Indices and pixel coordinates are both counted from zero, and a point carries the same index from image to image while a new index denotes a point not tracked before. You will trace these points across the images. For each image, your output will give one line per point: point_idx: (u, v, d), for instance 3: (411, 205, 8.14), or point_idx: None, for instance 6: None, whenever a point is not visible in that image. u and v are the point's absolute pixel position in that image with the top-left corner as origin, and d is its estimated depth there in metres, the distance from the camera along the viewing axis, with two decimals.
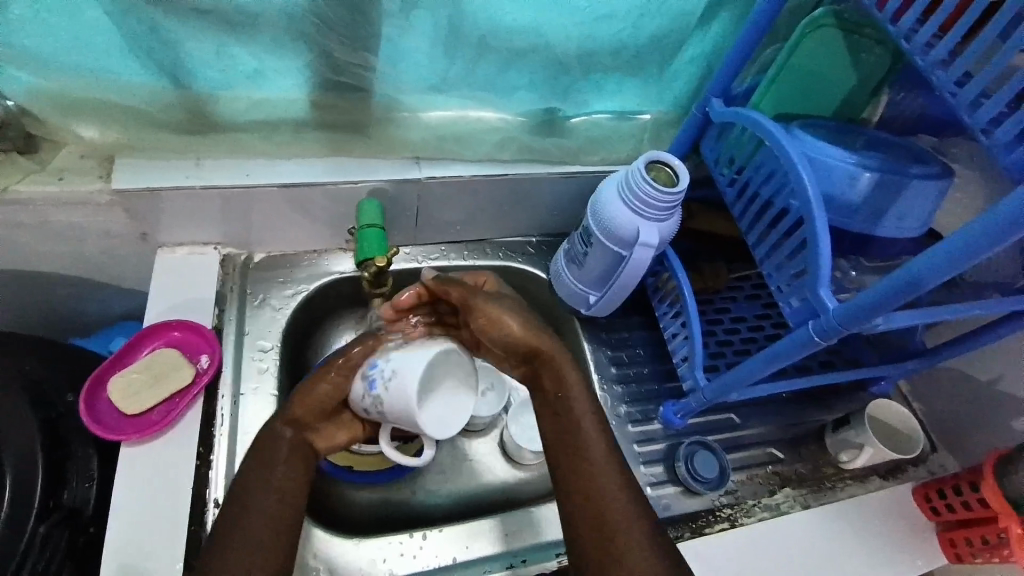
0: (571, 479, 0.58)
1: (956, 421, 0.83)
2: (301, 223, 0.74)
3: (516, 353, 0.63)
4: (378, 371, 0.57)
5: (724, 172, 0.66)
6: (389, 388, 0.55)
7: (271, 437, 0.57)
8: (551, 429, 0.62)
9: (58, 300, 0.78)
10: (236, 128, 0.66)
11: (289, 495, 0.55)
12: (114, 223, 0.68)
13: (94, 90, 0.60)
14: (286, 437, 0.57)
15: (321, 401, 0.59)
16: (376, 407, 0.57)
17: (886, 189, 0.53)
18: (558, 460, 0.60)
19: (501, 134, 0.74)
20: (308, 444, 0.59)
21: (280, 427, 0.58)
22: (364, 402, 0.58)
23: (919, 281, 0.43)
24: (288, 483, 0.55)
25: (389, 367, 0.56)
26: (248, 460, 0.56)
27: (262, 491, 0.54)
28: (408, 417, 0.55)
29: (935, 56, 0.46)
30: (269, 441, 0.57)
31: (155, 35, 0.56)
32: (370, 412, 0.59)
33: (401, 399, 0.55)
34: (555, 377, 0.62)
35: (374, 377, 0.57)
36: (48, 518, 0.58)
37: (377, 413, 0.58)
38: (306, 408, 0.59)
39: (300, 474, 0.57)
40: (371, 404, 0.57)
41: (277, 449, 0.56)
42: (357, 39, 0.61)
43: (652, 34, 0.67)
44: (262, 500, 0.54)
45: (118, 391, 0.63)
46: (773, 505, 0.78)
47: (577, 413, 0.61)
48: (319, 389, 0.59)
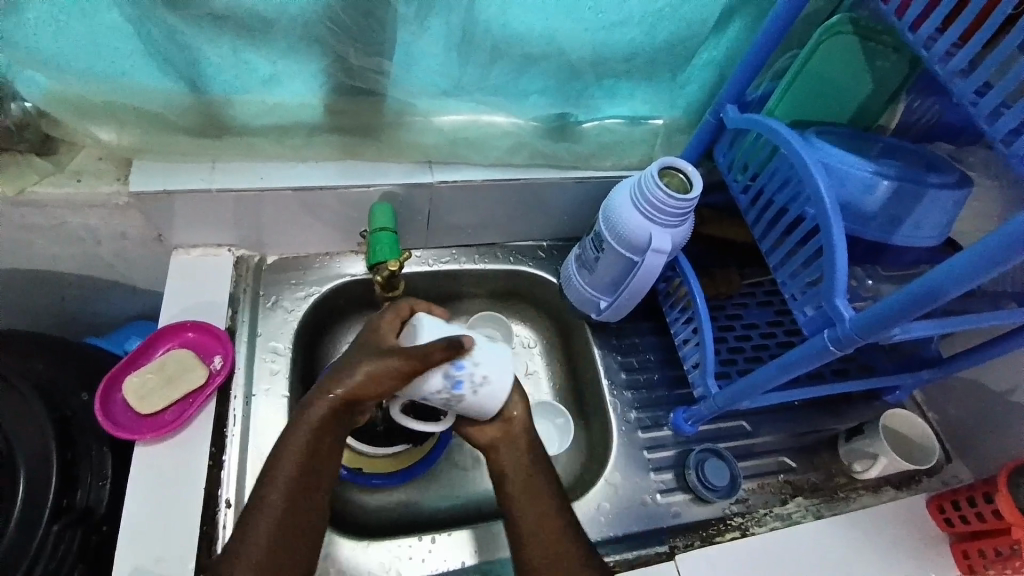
0: (538, 553, 0.57)
1: (972, 432, 0.81)
2: (313, 226, 0.75)
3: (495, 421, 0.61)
4: (466, 373, 0.53)
5: (738, 179, 0.66)
6: (478, 393, 0.55)
7: (314, 420, 0.55)
8: (523, 495, 0.60)
9: (73, 300, 0.80)
10: (249, 131, 0.67)
11: (316, 487, 0.55)
12: (129, 224, 0.69)
13: (110, 94, 0.61)
14: (330, 416, 0.55)
15: (377, 387, 0.55)
16: (445, 400, 0.55)
17: (903, 197, 0.53)
18: (527, 531, 0.58)
19: (512, 138, 0.74)
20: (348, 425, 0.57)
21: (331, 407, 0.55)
22: (433, 395, 0.54)
23: (942, 290, 0.42)
24: (290, 494, 0.54)
25: (480, 372, 0.54)
26: (286, 441, 0.55)
27: (288, 484, 0.54)
28: (476, 412, 0.58)
29: (954, 65, 0.45)
30: (314, 418, 0.55)
31: (172, 40, 0.57)
32: (428, 399, 0.55)
33: (487, 403, 0.56)
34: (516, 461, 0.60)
35: (461, 379, 0.53)
36: (61, 517, 0.59)
37: (437, 403, 0.55)
38: (355, 392, 0.55)
39: (313, 478, 0.55)
40: (441, 399, 0.54)
41: (318, 435, 0.55)
42: (371, 45, 0.61)
43: (666, 39, 0.67)
44: (287, 491, 0.54)
45: (132, 391, 0.64)
46: (785, 515, 0.77)
47: (542, 500, 0.59)
48: (373, 376, 0.54)
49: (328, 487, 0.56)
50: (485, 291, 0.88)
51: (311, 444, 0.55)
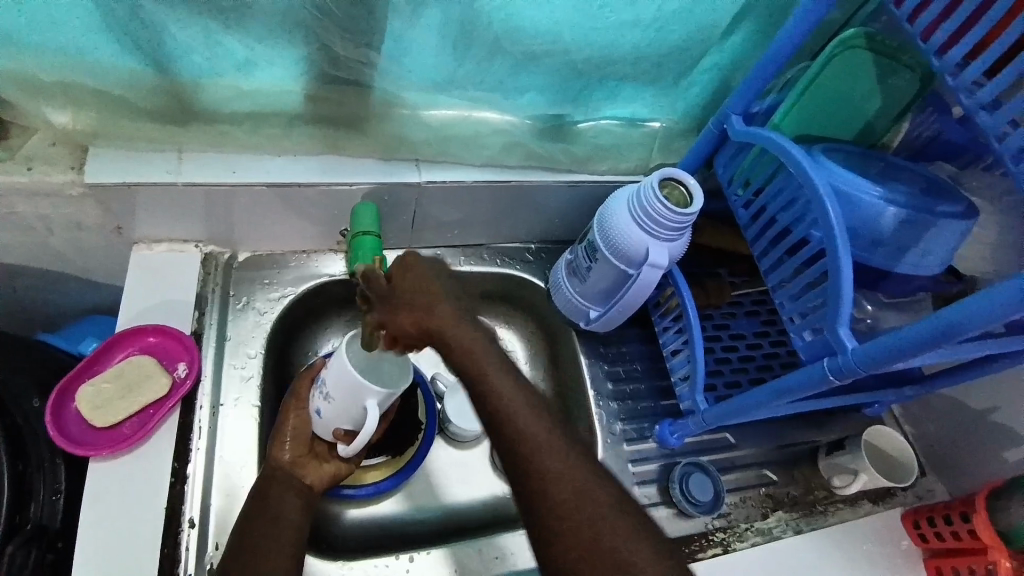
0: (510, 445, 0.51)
1: (946, 449, 0.82)
2: (288, 222, 0.70)
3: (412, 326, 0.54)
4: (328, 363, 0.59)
5: (739, 194, 0.64)
6: (329, 370, 0.56)
7: (268, 478, 0.58)
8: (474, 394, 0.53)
9: (21, 292, 0.73)
10: (218, 118, 0.61)
11: (284, 518, 0.56)
12: (83, 215, 0.63)
13: (62, 71, 0.54)
14: (282, 470, 0.59)
15: (295, 437, 0.61)
16: (323, 399, 0.58)
17: (911, 226, 0.52)
18: (494, 423, 0.52)
19: (506, 137, 0.70)
20: (299, 481, 0.59)
21: (270, 469, 0.59)
22: (317, 399, 0.59)
23: (959, 330, 0.41)
24: (256, 546, 0.53)
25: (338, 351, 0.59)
26: (254, 498, 0.57)
27: (245, 540, 0.54)
28: (353, 394, 0.56)
29: (982, 96, 0.43)
30: (275, 484, 0.58)
31: (135, 16, 0.51)
32: (322, 412, 0.59)
33: (335, 371, 0.55)
34: (510, 412, 0.51)
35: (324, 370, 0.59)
36: (13, 538, 0.54)
37: (326, 406, 0.58)
38: (286, 450, 0.60)
39: (268, 532, 0.54)
40: (322, 396, 0.58)
41: (269, 486, 0.58)
42: (360, 34, 0.57)
43: (674, 40, 0.63)
44: (245, 544, 0.53)
45: (87, 401, 0.59)
46: (765, 529, 0.77)
47: (499, 388, 0.52)
48: (286, 437, 0.61)
49: (299, 525, 0.56)
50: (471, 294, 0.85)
51: (256, 502, 0.57)
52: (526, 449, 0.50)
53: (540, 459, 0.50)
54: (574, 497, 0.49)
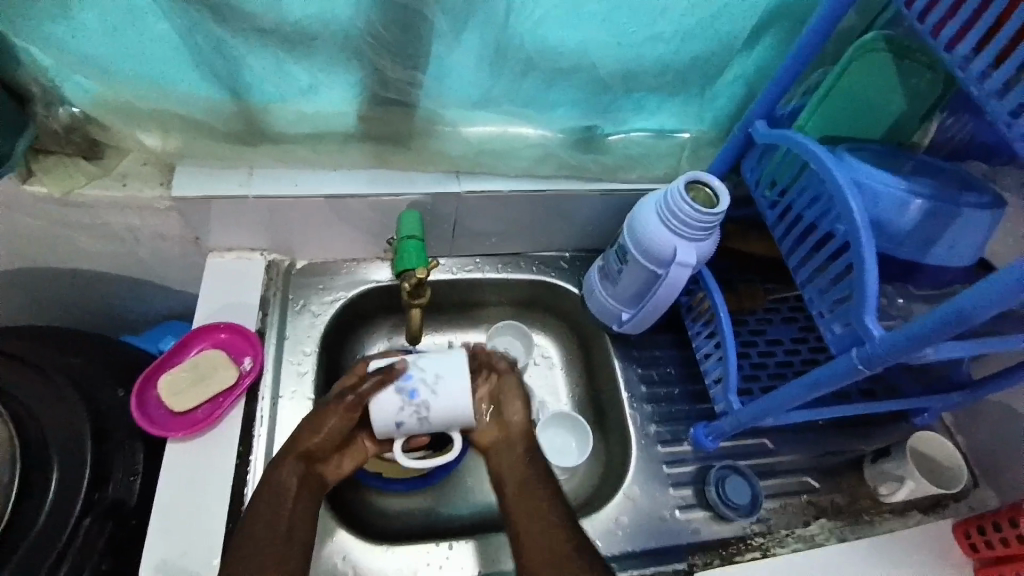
0: (532, 536, 0.59)
1: (1005, 461, 0.78)
2: (342, 231, 0.76)
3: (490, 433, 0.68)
4: (415, 380, 0.59)
5: (766, 194, 0.66)
6: (434, 393, 0.59)
7: (284, 467, 0.59)
8: (516, 489, 0.63)
9: (110, 298, 0.82)
10: (284, 138, 0.69)
11: (297, 529, 0.57)
12: (166, 227, 0.71)
13: (156, 100, 0.63)
14: (297, 471, 0.60)
15: (329, 435, 0.62)
16: (416, 416, 0.59)
17: (935, 218, 0.53)
18: (520, 517, 0.60)
19: (539, 149, 0.74)
20: (318, 478, 0.62)
21: (294, 460, 0.60)
22: (401, 414, 0.59)
23: (972, 314, 0.42)
24: (257, 550, 0.54)
25: (429, 372, 0.59)
26: (264, 486, 0.58)
27: (258, 531, 0.55)
28: (457, 417, 0.60)
29: (991, 86, 0.45)
30: (280, 472, 0.59)
31: (217, 50, 0.60)
32: (404, 424, 0.60)
33: (452, 401, 0.59)
34: (539, 523, 0.59)
35: (414, 387, 0.59)
36: (92, 509, 0.60)
37: (413, 422, 0.60)
38: (312, 442, 0.62)
39: (277, 531, 0.56)
40: (411, 414, 0.59)
41: (287, 483, 0.58)
42: (407, 58, 0.63)
43: (696, 53, 0.67)
44: (261, 534, 0.55)
45: (166, 389, 0.66)
46: (807, 536, 0.76)
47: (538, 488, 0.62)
48: (325, 429, 0.62)
49: (309, 531, 0.58)
50: (509, 300, 0.89)
51: (274, 493, 0.58)
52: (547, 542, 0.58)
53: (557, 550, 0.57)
54: None
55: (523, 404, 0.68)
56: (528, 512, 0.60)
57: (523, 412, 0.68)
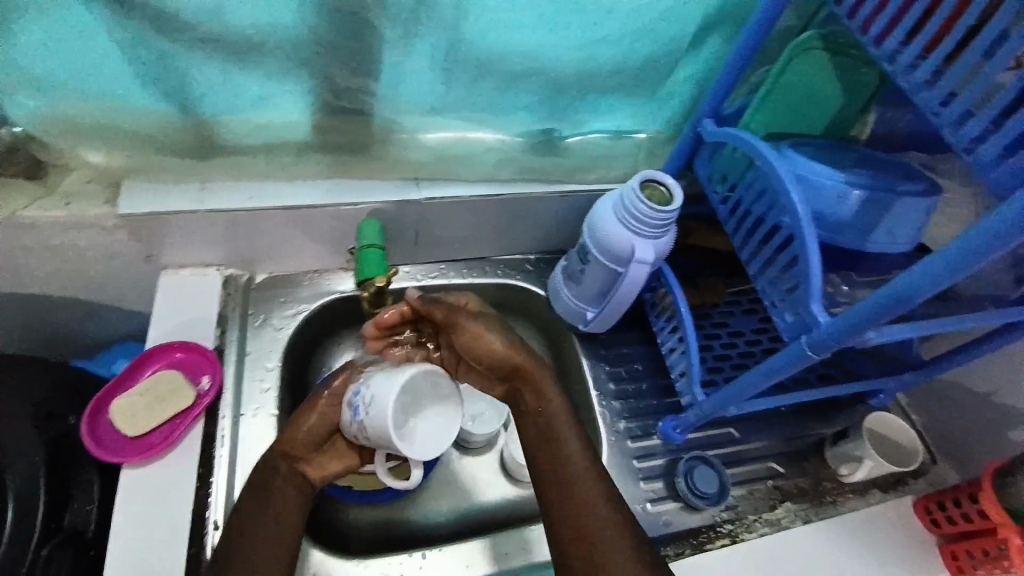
0: (549, 459, 0.62)
1: (956, 435, 0.82)
2: (302, 242, 0.75)
3: (498, 371, 0.67)
4: (360, 398, 0.57)
5: (717, 190, 0.68)
6: (369, 416, 0.55)
7: (265, 468, 0.60)
8: (536, 415, 0.65)
9: (60, 322, 0.79)
10: (238, 151, 0.68)
11: (286, 519, 0.58)
12: (117, 246, 0.69)
13: (101, 116, 0.61)
14: (280, 473, 0.60)
15: (309, 432, 0.62)
16: (358, 432, 0.58)
17: (874, 206, 0.55)
18: (539, 439, 0.64)
19: (498, 153, 0.75)
20: (302, 478, 0.62)
21: (274, 457, 0.61)
22: (351, 426, 0.59)
23: (909, 296, 0.44)
24: (260, 542, 0.56)
25: (368, 393, 0.55)
26: (249, 488, 0.59)
27: (252, 531, 0.56)
28: (389, 444, 0.54)
29: (919, 76, 0.47)
30: (269, 472, 0.60)
31: (162, 63, 0.58)
32: (359, 437, 0.59)
33: (377, 425, 0.53)
34: (561, 448, 0.62)
35: (357, 403, 0.57)
36: (49, 539, 0.58)
37: (362, 437, 0.58)
38: (291, 442, 0.61)
39: (267, 531, 0.57)
40: (357, 429, 0.57)
41: (271, 480, 0.60)
42: (359, 66, 0.63)
43: (645, 55, 0.69)
44: (257, 533, 0.56)
45: (120, 412, 0.64)
46: (774, 520, 0.78)
47: (556, 417, 0.64)
48: (305, 425, 0.62)
49: (297, 522, 0.59)
50: None
51: (260, 494, 0.58)
52: (565, 467, 0.61)
53: (572, 474, 0.61)
54: (593, 511, 0.58)
55: (502, 336, 0.66)
56: (550, 436, 0.63)
57: (503, 344, 0.66)
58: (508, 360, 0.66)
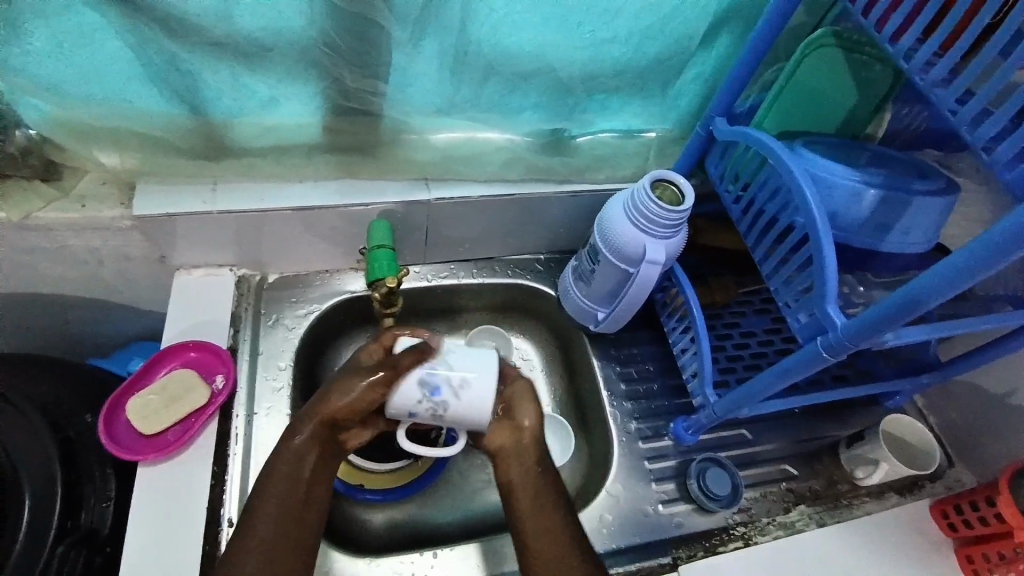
0: (530, 524, 0.58)
1: (975, 438, 0.81)
2: (312, 243, 0.76)
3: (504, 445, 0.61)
4: (441, 378, 0.55)
5: (729, 189, 0.67)
6: (459, 399, 0.55)
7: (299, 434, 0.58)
8: (522, 482, 0.60)
9: (77, 322, 0.81)
10: (249, 152, 0.69)
11: (314, 495, 0.57)
12: (131, 247, 0.70)
13: (115, 119, 0.62)
14: (317, 438, 0.58)
15: (358, 403, 0.58)
16: (431, 411, 0.56)
17: (890, 206, 0.54)
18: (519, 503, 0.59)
19: (507, 153, 0.75)
20: (337, 444, 0.60)
21: (312, 425, 0.58)
22: (417, 407, 0.56)
23: (925, 299, 0.43)
24: (277, 530, 0.54)
25: (456, 374, 0.55)
26: (276, 455, 0.58)
27: (275, 510, 0.55)
28: (475, 422, 0.56)
29: (934, 75, 0.46)
30: (298, 440, 0.58)
31: (173, 67, 0.59)
32: (417, 415, 0.57)
33: (474, 408, 0.55)
34: (547, 515, 0.58)
35: (438, 384, 0.55)
36: (65, 537, 0.58)
37: (427, 415, 0.56)
38: (336, 409, 0.59)
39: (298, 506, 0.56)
40: (429, 410, 0.56)
41: (306, 448, 0.58)
42: (366, 68, 0.63)
43: (654, 54, 0.68)
44: (279, 510, 0.55)
45: (135, 411, 0.65)
46: (787, 523, 0.77)
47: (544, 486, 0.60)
48: (353, 396, 0.58)
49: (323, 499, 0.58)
50: (485, 305, 0.89)
51: (294, 465, 0.57)
52: (548, 537, 0.57)
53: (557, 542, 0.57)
54: None
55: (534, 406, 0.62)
56: (536, 505, 0.59)
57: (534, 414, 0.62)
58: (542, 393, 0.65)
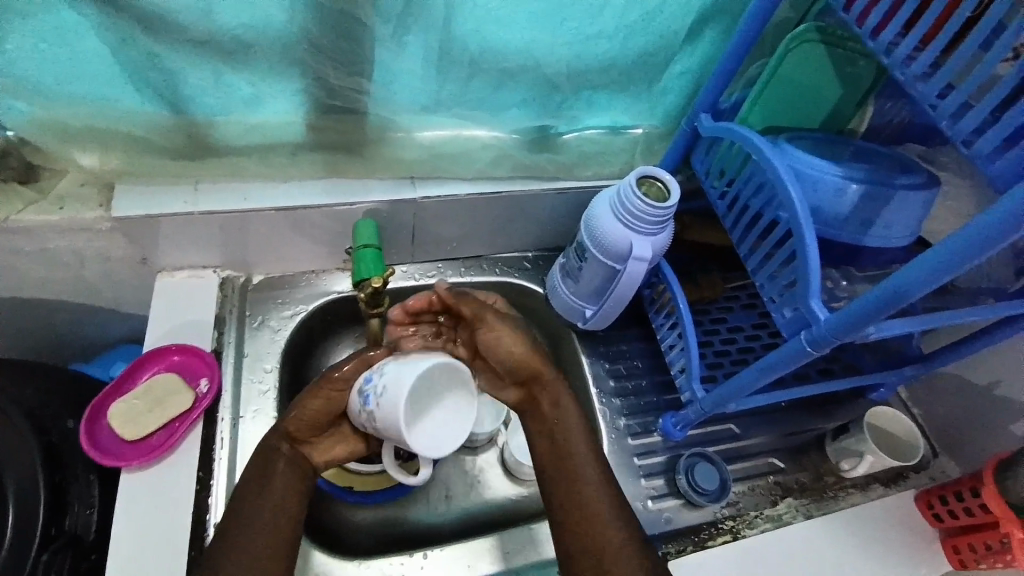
0: (545, 430, 0.65)
1: (958, 429, 0.82)
2: (298, 243, 0.75)
3: (515, 374, 0.66)
4: (372, 385, 0.55)
5: (714, 185, 0.67)
6: (380, 407, 0.53)
7: (266, 447, 0.59)
8: (540, 396, 0.66)
9: (58, 326, 0.79)
10: (233, 152, 0.68)
11: (289, 507, 0.57)
12: (113, 249, 0.69)
13: (94, 119, 0.61)
14: (281, 452, 0.59)
15: (314, 417, 0.60)
16: (368, 420, 0.55)
17: (872, 200, 0.55)
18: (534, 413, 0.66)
19: (494, 151, 0.75)
20: (304, 457, 0.60)
21: (274, 440, 0.59)
22: (360, 415, 0.56)
23: (906, 293, 0.44)
24: (269, 522, 0.55)
25: (381, 381, 0.53)
26: (250, 466, 0.58)
27: (258, 513, 0.55)
28: (398, 435, 0.52)
29: (915, 70, 0.47)
30: (263, 454, 0.58)
31: (154, 65, 0.58)
32: (366, 426, 0.57)
33: (391, 416, 0.51)
34: (561, 423, 0.64)
35: (368, 392, 0.55)
36: (49, 544, 0.57)
37: (371, 426, 0.56)
38: (293, 424, 0.59)
39: (280, 510, 0.56)
40: (367, 419, 0.55)
41: (274, 462, 0.58)
42: (351, 65, 0.62)
43: (640, 50, 0.68)
44: (262, 513, 0.55)
45: (118, 416, 0.64)
46: (775, 516, 0.77)
47: (559, 397, 0.65)
48: (306, 410, 0.59)
49: (299, 509, 0.58)
50: None
51: (263, 478, 0.57)
52: (560, 439, 0.63)
53: (568, 444, 0.63)
54: (588, 479, 0.61)
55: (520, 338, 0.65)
56: (549, 416, 0.65)
57: (522, 345, 0.65)
58: (526, 364, 0.65)
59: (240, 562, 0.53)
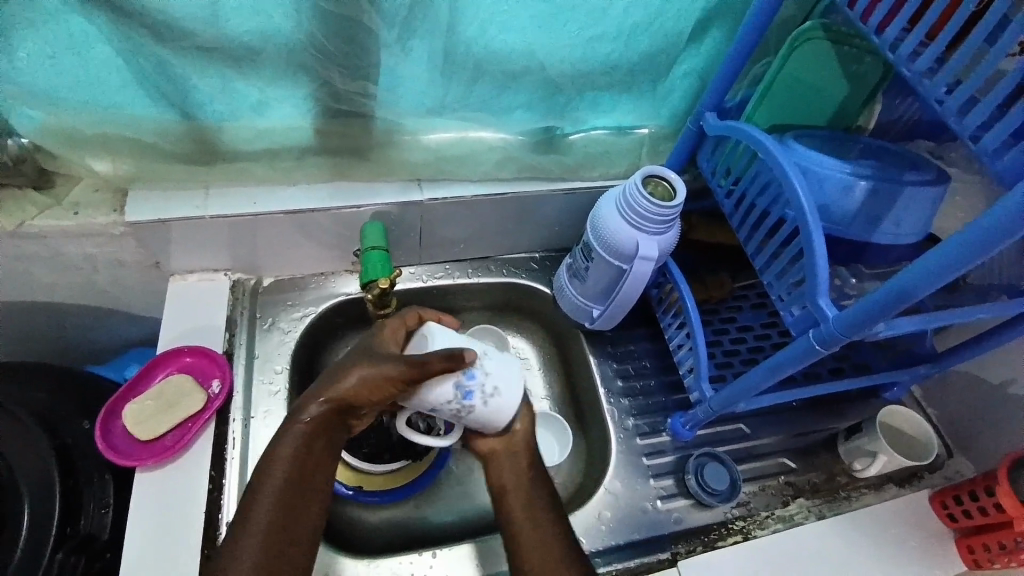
0: (522, 535, 0.57)
1: (972, 428, 0.81)
2: (306, 246, 0.76)
3: (499, 459, 0.61)
4: (477, 384, 0.54)
5: (721, 184, 0.67)
6: (488, 407, 0.56)
7: (314, 415, 0.55)
8: (516, 497, 0.60)
9: (73, 329, 0.81)
10: (242, 157, 0.69)
11: (315, 488, 0.55)
12: (125, 253, 0.70)
13: (107, 127, 0.62)
14: (323, 417, 0.56)
15: (369, 395, 0.56)
16: (456, 411, 0.55)
17: (881, 197, 0.55)
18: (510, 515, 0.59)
19: (500, 152, 0.75)
20: (346, 427, 0.58)
21: (323, 410, 0.56)
22: (444, 405, 0.54)
23: (913, 291, 0.43)
24: (282, 513, 0.52)
25: (490, 382, 0.55)
26: (284, 434, 0.55)
27: (277, 495, 0.53)
28: (489, 425, 0.58)
29: (920, 66, 0.46)
30: (306, 421, 0.55)
31: (163, 73, 0.59)
32: (438, 410, 0.55)
33: (496, 415, 0.57)
34: (536, 530, 0.57)
35: (472, 390, 0.54)
36: (64, 543, 0.58)
37: (447, 413, 0.56)
38: (345, 394, 0.56)
39: (304, 492, 0.54)
40: (452, 410, 0.55)
41: (313, 433, 0.55)
42: (355, 69, 0.63)
43: (644, 50, 0.68)
44: (282, 493, 0.53)
45: (132, 416, 0.65)
46: (787, 516, 0.76)
47: (532, 496, 0.60)
48: (365, 383, 0.55)
49: (323, 489, 0.56)
50: (481, 304, 0.89)
51: (300, 455, 0.54)
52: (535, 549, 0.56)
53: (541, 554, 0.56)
54: None
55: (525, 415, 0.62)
56: (526, 523, 0.58)
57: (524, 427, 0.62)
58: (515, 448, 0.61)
59: (251, 555, 0.50)
